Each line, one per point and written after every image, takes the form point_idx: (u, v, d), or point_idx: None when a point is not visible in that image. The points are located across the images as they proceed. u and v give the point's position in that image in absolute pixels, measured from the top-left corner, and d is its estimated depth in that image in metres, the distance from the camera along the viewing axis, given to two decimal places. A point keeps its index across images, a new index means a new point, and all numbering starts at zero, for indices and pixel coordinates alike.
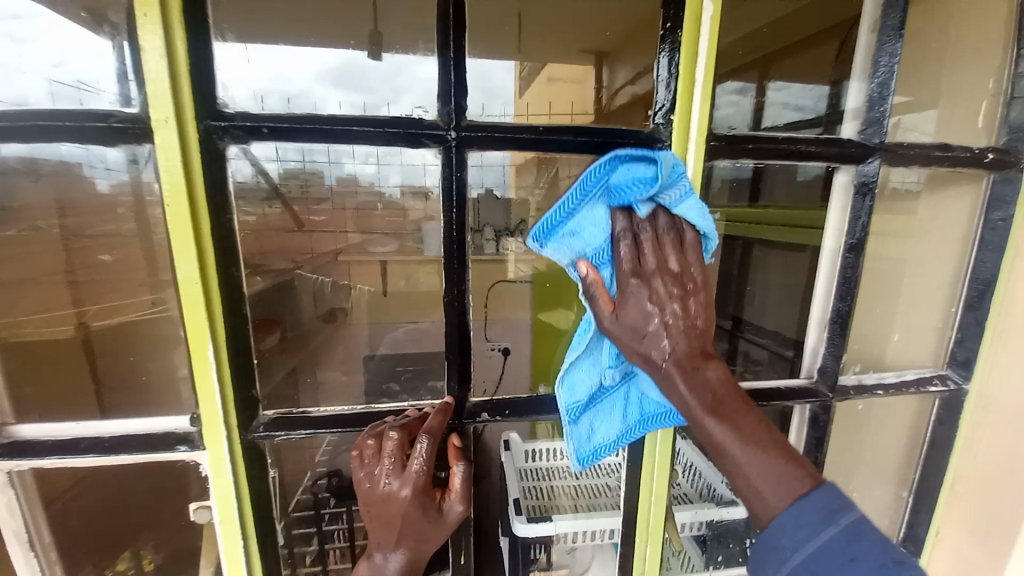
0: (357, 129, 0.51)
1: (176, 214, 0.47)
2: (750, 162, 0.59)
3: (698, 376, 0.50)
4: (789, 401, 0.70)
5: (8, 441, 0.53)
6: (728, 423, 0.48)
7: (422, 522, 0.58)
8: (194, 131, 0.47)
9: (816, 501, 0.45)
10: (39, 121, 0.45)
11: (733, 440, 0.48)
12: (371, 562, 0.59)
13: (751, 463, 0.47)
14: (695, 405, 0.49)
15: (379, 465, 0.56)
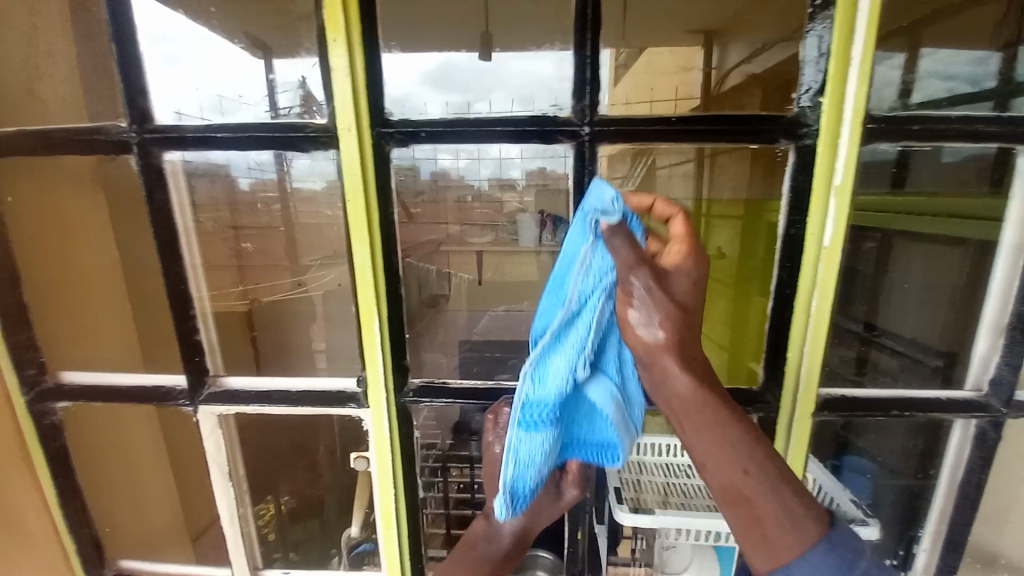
0: (502, 128, 0.56)
1: (355, 208, 0.56)
2: (913, 144, 0.54)
3: (701, 406, 0.46)
4: (950, 413, 0.62)
5: (220, 389, 0.65)
6: (743, 500, 0.44)
7: (542, 492, 0.61)
8: (369, 138, 0.55)
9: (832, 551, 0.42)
10: (250, 130, 0.55)
11: (761, 503, 0.44)
12: (489, 521, 0.63)
13: (791, 525, 0.43)
14: (676, 415, 0.47)
15: (506, 436, 0.61)
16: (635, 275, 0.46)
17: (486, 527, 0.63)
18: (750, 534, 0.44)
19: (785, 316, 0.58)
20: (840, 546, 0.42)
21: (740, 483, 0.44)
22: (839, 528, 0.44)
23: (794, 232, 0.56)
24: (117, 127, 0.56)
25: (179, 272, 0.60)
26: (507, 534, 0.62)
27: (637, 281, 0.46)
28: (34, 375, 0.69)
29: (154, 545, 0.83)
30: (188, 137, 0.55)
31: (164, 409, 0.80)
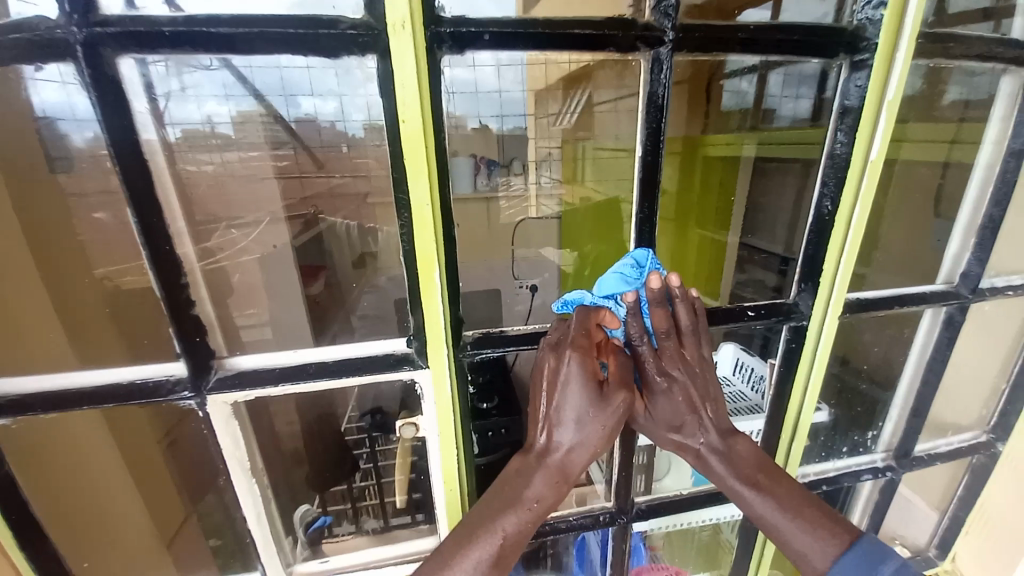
0: (577, 31, 0.48)
1: (410, 130, 0.45)
2: (942, 60, 0.62)
3: (731, 452, 0.60)
4: (931, 305, 0.74)
5: (231, 374, 0.53)
6: (767, 493, 0.57)
7: (587, 404, 0.53)
8: (423, 39, 0.44)
9: (856, 556, 0.52)
10: (254, 27, 0.41)
11: (771, 508, 0.57)
12: (528, 454, 0.56)
13: (813, 541, 0.54)
14: (732, 479, 0.59)
15: (562, 340, 0.55)
16: (649, 364, 0.58)
17: (525, 459, 0.56)
18: (745, 485, 0.58)
19: (827, 231, 0.62)
20: (866, 555, 0.52)
21: (708, 447, 0.61)
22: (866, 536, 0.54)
23: (840, 150, 0.59)
24: (47, 20, 0.40)
25: (163, 229, 0.46)
26: (550, 464, 0.54)
27: (655, 374, 0.58)
28: None
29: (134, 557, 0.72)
30: (166, 33, 0.40)
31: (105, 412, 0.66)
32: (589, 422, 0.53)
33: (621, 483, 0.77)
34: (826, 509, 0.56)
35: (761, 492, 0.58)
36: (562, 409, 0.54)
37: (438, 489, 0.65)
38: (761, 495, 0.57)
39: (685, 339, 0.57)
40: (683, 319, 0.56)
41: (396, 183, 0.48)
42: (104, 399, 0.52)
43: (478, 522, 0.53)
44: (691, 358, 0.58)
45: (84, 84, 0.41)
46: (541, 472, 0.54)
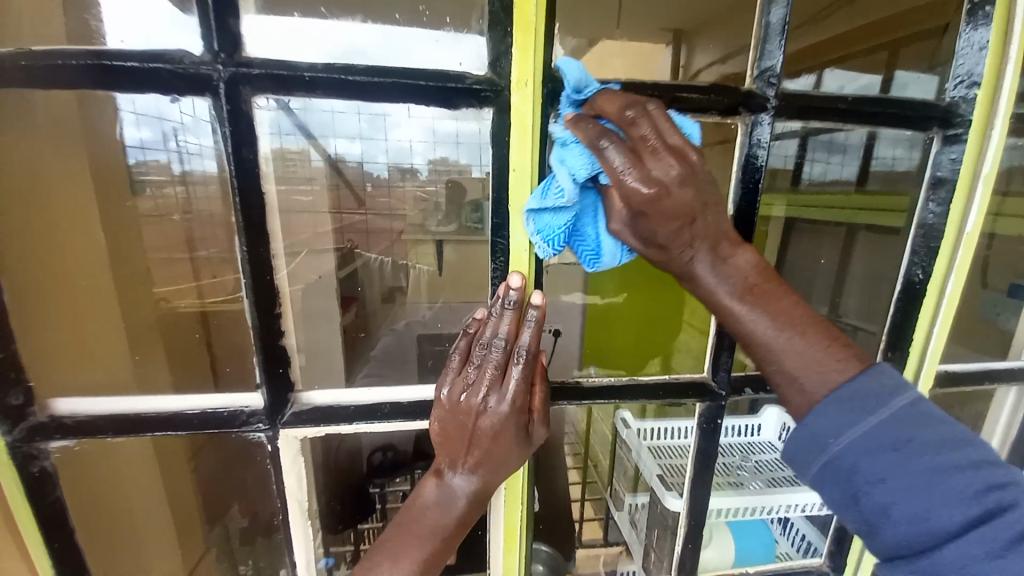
0: (686, 94, 0.49)
1: (519, 179, 0.48)
2: None
3: (728, 265, 0.45)
4: (1021, 382, 0.72)
5: (305, 409, 0.54)
6: (770, 315, 0.44)
7: (513, 446, 0.53)
8: (540, 93, 0.46)
9: (865, 386, 0.41)
10: (376, 76, 0.44)
11: (772, 329, 0.44)
12: (443, 482, 0.53)
13: (810, 357, 0.43)
14: (721, 295, 0.45)
15: (483, 379, 0.50)
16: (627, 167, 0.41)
17: (438, 492, 0.53)
18: (740, 305, 0.44)
19: (917, 302, 0.61)
20: (868, 392, 0.41)
21: (701, 265, 0.44)
22: (881, 366, 0.42)
23: (932, 220, 0.59)
24: (188, 54, 0.42)
25: (266, 260, 0.48)
26: (461, 496, 0.53)
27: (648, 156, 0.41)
28: (18, 407, 0.51)
29: None
30: (304, 77, 0.43)
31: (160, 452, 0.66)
32: (497, 460, 0.52)
33: (684, 557, 0.74)
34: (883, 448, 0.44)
35: (752, 305, 0.44)
36: (480, 448, 0.52)
37: (496, 549, 0.64)
38: (764, 311, 0.44)
39: (655, 121, 0.42)
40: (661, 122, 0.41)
41: (496, 227, 0.50)
42: (179, 426, 0.53)
43: (405, 551, 0.52)
44: (672, 141, 0.42)
45: (220, 118, 0.44)
46: (461, 501, 0.53)
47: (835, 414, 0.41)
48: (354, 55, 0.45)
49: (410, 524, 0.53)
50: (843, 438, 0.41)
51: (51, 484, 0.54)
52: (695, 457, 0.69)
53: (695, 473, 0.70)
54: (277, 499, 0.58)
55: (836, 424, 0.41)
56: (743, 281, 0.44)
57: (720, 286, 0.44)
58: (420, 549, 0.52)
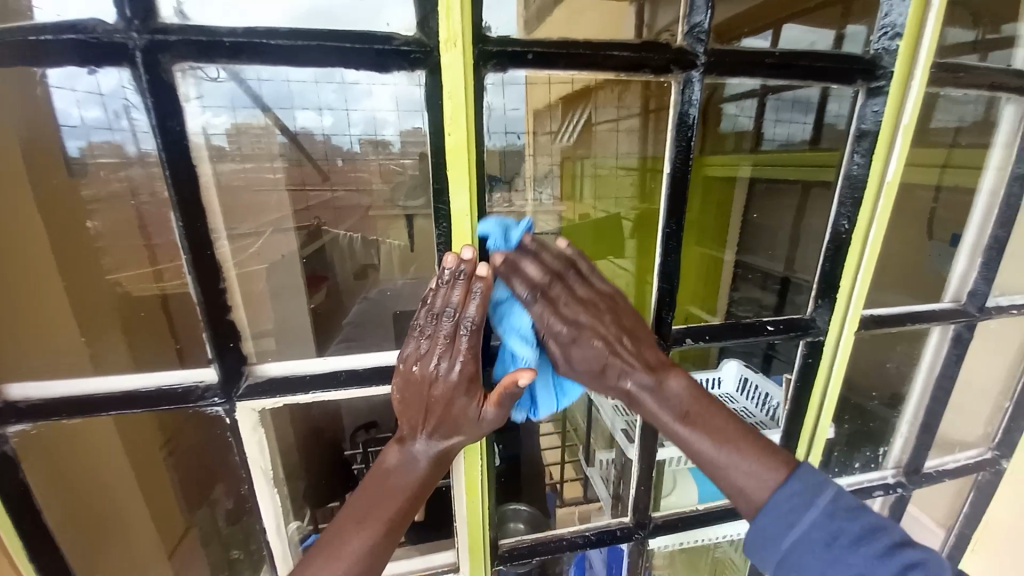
0: (618, 52, 0.50)
1: (454, 143, 0.48)
2: (957, 88, 0.67)
3: (666, 393, 0.58)
4: (943, 321, 0.78)
5: (260, 380, 0.55)
6: (700, 428, 0.57)
7: (466, 413, 0.55)
8: (470, 54, 0.46)
9: (795, 485, 0.54)
10: (299, 40, 0.43)
11: (706, 444, 0.57)
12: (402, 447, 0.57)
13: (750, 471, 0.55)
14: (664, 416, 0.58)
15: (435, 348, 0.52)
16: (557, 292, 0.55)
17: (400, 456, 0.57)
18: (667, 417, 0.58)
19: (844, 250, 0.65)
20: (805, 485, 0.54)
21: (636, 389, 0.58)
22: (804, 466, 0.55)
23: (857, 171, 0.62)
24: (100, 21, 0.40)
25: (206, 236, 0.48)
26: (422, 459, 0.57)
27: (557, 324, 0.55)
28: None
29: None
30: (226, 43, 0.42)
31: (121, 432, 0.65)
32: (453, 424, 0.56)
33: (639, 498, 0.79)
34: (751, 430, 0.58)
35: (692, 426, 0.57)
36: (438, 413, 0.55)
37: (461, 502, 0.67)
38: (694, 430, 0.57)
39: (568, 281, 0.55)
40: (535, 275, 0.54)
41: (436, 193, 0.51)
42: (136, 403, 0.53)
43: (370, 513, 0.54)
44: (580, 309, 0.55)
45: (141, 88, 0.42)
46: (416, 462, 0.57)
47: (795, 492, 0.54)
48: (277, 19, 0.44)
49: (376, 486, 0.56)
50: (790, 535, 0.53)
51: (11, 466, 0.55)
52: None
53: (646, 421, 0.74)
54: (241, 468, 0.60)
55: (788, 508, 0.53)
56: (681, 408, 0.58)
57: (665, 412, 0.58)
58: (385, 509, 0.55)
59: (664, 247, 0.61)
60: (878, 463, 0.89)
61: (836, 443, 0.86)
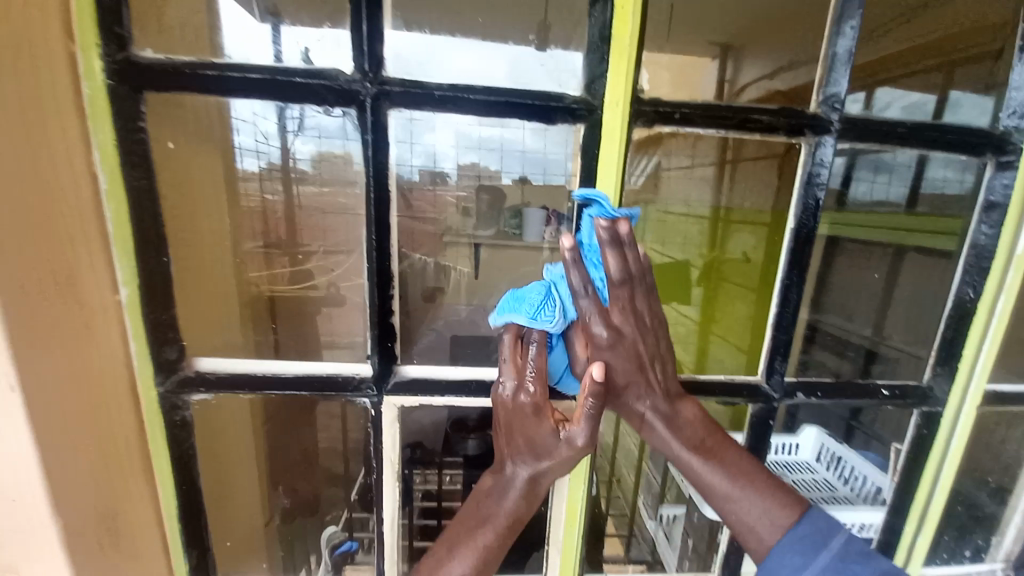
0: (758, 116, 0.56)
1: (604, 187, 0.54)
2: None
3: (650, 366, 0.54)
4: None
5: (402, 380, 0.63)
6: (712, 460, 0.53)
7: (542, 441, 0.53)
8: (629, 111, 0.53)
9: (791, 463, 0.50)
10: (490, 96, 0.52)
11: (716, 475, 0.52)
12: (498, 476, 0.56)
13: (765, 509, 0.51)
14: (676, 446, 0.54)
15: (507, 369, 0.52)
16: (613, 253, 0.49)
17: (494, 482, 0.56)
18: (683, 449, 0.54)
19: (968, 320, 0.65)
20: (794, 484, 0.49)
21: (625, 328, 0.51)
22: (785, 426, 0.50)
23: (985, 240, 0.63)
24: (343, 73, 0.51)
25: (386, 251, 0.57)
26: (514, 487, 0.54)
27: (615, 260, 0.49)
28: (172, 361, 0.60)
29: (245, 557, 0.76)
30: (435, 95, 0.51)
31: (261, 417, 0.73)
32: (536, 446, 0.53)
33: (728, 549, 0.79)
34: (774, 477, 0.53)
35: (713, 462, 0.53)
36: (520, 434, 0.53)
37: (558, 523, 0.71)
38: (697, 458, 0.53)
39: (637, 287, 0.51)
40: (615, 266, 0.49)
41: None
42: (300, 386, 0.62)
43: (483, 523, 0.54)
44: (631, 265, 0.50)
45: (364, 128, 0.52)
46: (512, 489, 0.54)
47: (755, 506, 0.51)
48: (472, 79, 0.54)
49: (472, 516, 0.55)
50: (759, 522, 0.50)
51: (186, 429, 0.63)
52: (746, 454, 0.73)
53: None
54: (374, 459, 0.66)
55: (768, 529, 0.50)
56: (696, 439, 0.54)
57: (673, 439, 0.54)
58: (486, 536, 0.54)
59: (781, 298, 0.64)
60: (990, 554, 0.83)
61: (944, 525, 0.81)
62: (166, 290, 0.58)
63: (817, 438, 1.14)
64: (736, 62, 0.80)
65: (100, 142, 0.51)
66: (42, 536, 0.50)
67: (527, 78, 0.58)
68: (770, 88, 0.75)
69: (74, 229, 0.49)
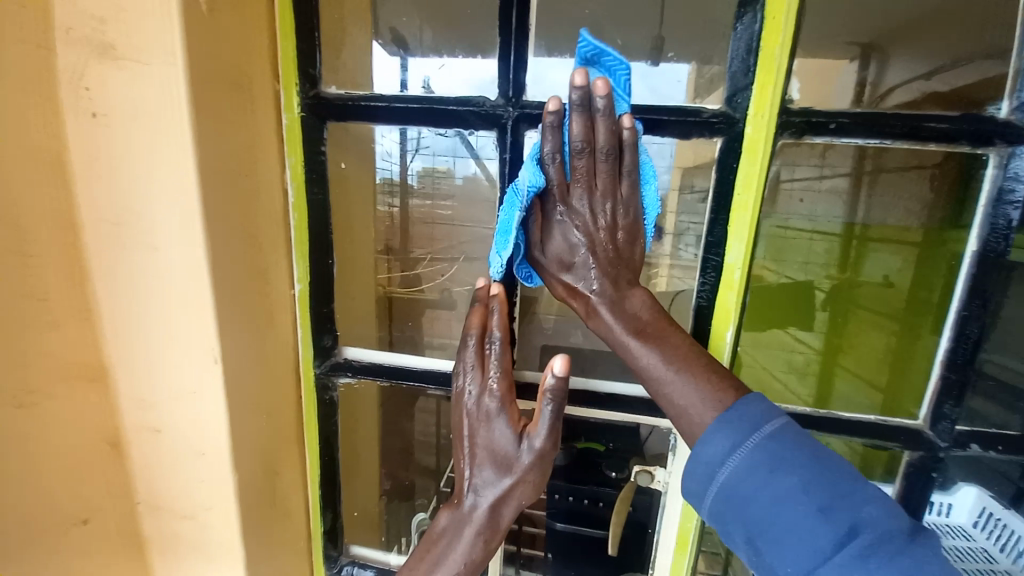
0: (933, 125, 0.51)
1: (743, 202, 0.53)
2: None
3: (622, 305, 0.51)
4: None
5: None
6: (653, 344, 0.48)
7: (501, 453, 0.53)
8: (774, 123, 0.50)
9: (746, 409, 0.43)
10: (625, 113, 0.53)
11: (660, 361, 0.47)
12: (458, 505, 0.56)
13: (694, 397, 0.45)
14: (619, 333, 0.50)
15: (468, 376, 0.55)
16: (579, 171, 0.50)
17: (451, 515, 0.56)
18: (625, 334, 0.49)
19: None
20: (743, 416, 0.42)
21: (601, 308, 0.51)
22: (760, 392, 0.44)
23: None
24: (488, 99, 0.56)
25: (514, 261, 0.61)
26: (478, 513, 0.54)
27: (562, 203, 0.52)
28: (328, 347, 0.70)
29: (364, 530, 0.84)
30: None
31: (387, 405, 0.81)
32: (495, 460, 0.54)
33: None
34: (723, 367, 0.47)
35: (647, 342, 0.48)
36: (479, 454, 0.54)
37: (665, 548, 0.70)
38: (650, 348, 0.48)
39: (600, 159, 0.49)
40: (579, 134, 0.48)
41: (710, 246, 0.56)
42: (429, 380, 0.69)
43: (448, 550, 0.55)
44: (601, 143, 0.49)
45: (503, 147, 0.57)
46: (468, 524, 0.55)
47: (720, 436, 0.42)
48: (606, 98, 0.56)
49: (423, 550, 0.56)
50: (726, 465, 0.41)
51: (332, 408, 0.73)
52: (895, 507, 0.65)
53: None
54: None
55: (715, 447, 0.42)
56: (637, 323, 0.50)
57: (617, 325, 0.50)
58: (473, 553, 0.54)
59: (957, 331, 0.58)
60: None
61: None
62: (328, 287, 0.68)
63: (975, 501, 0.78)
64: (880, 62, 0.63)
65: (293, 164, 0.62)
66: (227, 481, 0.60)
67: (661, 93, 0.58)
68: (926, 87, 0.58)
69: (271, 233, 0.60)
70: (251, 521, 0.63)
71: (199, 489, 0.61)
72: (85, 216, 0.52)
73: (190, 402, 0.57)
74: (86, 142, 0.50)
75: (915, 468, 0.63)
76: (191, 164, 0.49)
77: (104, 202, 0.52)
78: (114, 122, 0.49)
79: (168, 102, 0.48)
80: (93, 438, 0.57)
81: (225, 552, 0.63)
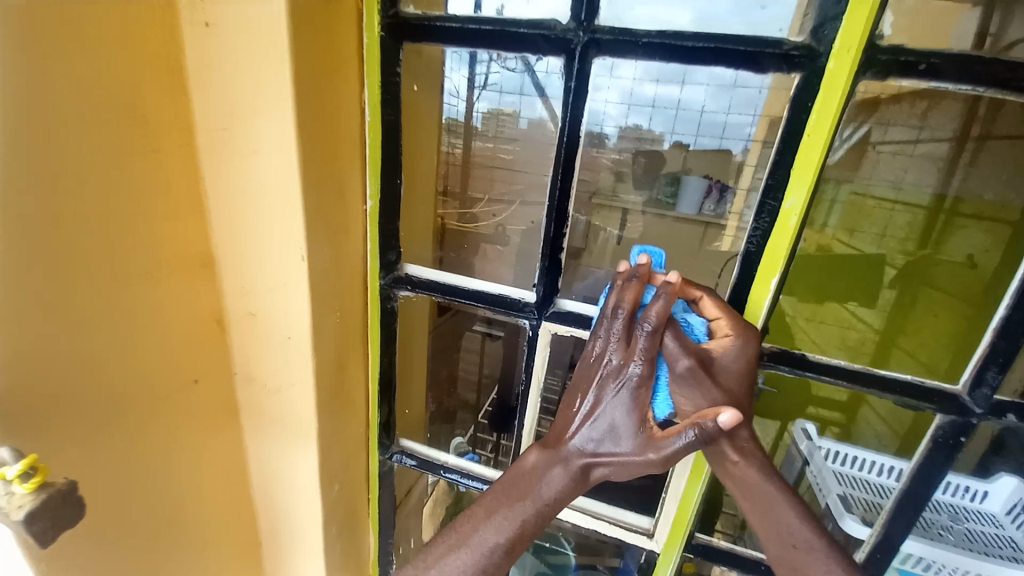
0: None
1: (809, 144, 0.52)
2: None
3: (747, 448, 0.58)
4: None
5: (559, 309, 0.71)
6: (770, 488, 0.57)
7: (629, 419, 0.57)
8: (857, 59, 0.48)
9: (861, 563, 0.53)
10: (698, 42, 0.52)
11: (776, 506, 0.56)
12: (552, 449, 0.60)
13: (807, 540, 0.54)
14: (740, 477, 0.57)
15: (615, 340, 0.57)
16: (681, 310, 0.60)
17: (540, 457, 0.60)
18: (750, 480, 0.57)
19: None
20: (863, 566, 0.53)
21: (715, 442, 0.58)
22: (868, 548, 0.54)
23: None
24: (559, 24, 0.57)
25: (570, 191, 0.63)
26: (574, 461, 0.59)
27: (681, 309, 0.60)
28: (391, 261, 0.77)
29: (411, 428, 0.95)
30: (640, 43, 0.54)
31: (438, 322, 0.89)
32: (628, 417, 0.57)
33: (870, 561, 0.72)
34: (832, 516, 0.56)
35: (745, 457, 0.57)
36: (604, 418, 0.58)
37: (681, 476, 0.75)
38: (768, 491, 0.56)
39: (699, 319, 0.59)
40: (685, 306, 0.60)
41: (769, 189, 0.55)
42: (479, 299, 0.75)
43: (534, 487, 0.58)
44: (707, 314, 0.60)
45: (570, 75, 0.58)
46: (562, 467, 0.59)
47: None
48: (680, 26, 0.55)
49: (510, 481, 0.59)
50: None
51: (391, 317, 0.81)
52: (915, 469, 0.66)
53: (910, 485, 0.67)
54: (525, 372, 0.77)
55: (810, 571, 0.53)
56: (757, 466, 0.57)
57: (742, 472, 0.57)
58: (543, 492, 0.58)
59: (1017, 298, 0.55)
60: None
61: None
62: (394, 205, 0.73)
63: (1015, 491, 0.97)
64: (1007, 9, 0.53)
65: (369, 82, 0.65)
66: (301, 363, 0.70)
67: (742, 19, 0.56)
68: None
69: (347, 148, 0.66)
70: (318, 400, 0.74)
71: (280, 366, 0.72)
72: (197, 120, 0.60)
73: (277, 291, 0.67)
74: (199, 51, 0.57)
75: (944, 434, 0.63)
76: (283, 72, 0.54)
77: (214, 108, 0.59)
78: (223, 33, 0.56)
79: (269, 14, 0.52)
80: (201, 315, 0.68)
81: (301, 422, 0.75)
